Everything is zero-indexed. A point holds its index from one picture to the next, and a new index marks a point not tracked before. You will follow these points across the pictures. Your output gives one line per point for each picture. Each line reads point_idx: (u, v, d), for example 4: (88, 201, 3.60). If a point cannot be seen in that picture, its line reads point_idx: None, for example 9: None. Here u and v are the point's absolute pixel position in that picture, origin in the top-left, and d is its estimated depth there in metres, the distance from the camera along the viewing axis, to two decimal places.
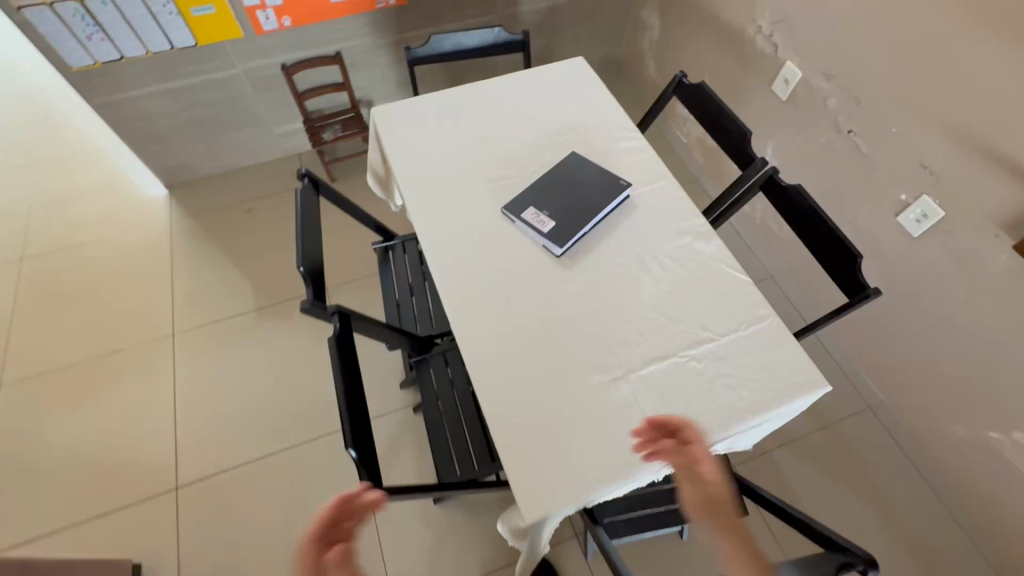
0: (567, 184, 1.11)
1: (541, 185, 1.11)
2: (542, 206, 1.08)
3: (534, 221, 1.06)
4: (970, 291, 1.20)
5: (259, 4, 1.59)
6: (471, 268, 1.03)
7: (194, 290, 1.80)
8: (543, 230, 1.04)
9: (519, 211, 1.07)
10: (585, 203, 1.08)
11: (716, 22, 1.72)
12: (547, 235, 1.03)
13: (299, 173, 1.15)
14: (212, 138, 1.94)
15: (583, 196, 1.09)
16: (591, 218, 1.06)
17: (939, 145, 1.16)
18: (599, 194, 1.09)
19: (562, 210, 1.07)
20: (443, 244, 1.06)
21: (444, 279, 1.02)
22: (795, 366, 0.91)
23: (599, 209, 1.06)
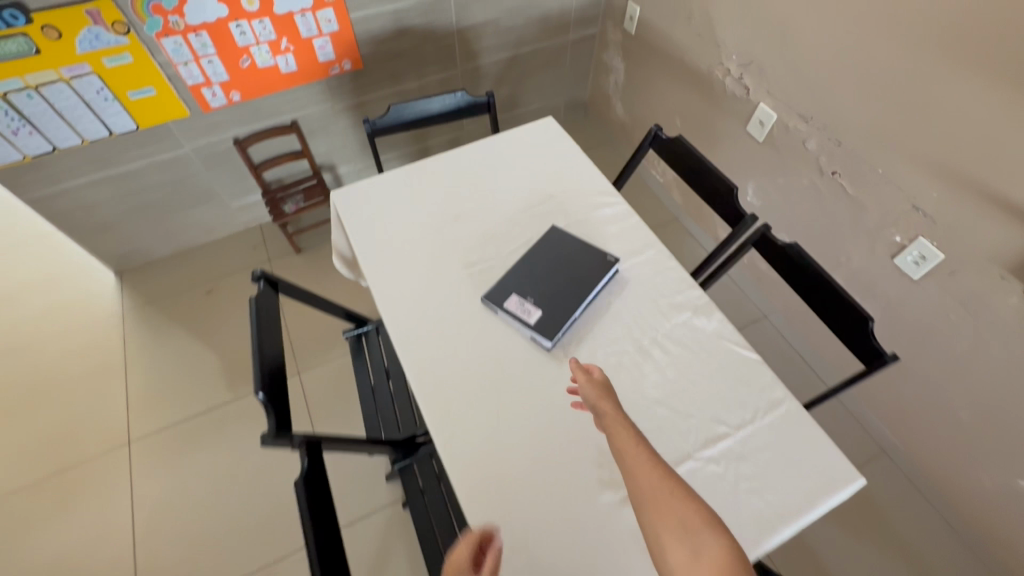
0: (551, 265, 1.02)
1: (521, 267, 1.02)
2: (526, 292, 0.98)
3: (519, 310, 0.96)
4: (980, 335, 1.13)
5: (204, 82, 1.49)
6: (454, 372, 0.92)
7: (151, 389, 1.64)
8: (529, 321, 0.94)
9: (501, 300, 0.98)
10: (573, 285, 0.99)
11: (682, 65, 1.69)
12: (534, 328, 0.94)
13: (254, 275, 1.04)
14: (164, 219, 1.81)
15: (569, 277, 1.00)
16: (580, 303, 0.96)
17: (930, 188, 1.11)
18: (586, 273, 1.00)
19: (548, 295, 0.97)
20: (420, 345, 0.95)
21: (424, 389, 0.91)
22: (823, 459, 0.82)
23: (588, 292, 0.97)
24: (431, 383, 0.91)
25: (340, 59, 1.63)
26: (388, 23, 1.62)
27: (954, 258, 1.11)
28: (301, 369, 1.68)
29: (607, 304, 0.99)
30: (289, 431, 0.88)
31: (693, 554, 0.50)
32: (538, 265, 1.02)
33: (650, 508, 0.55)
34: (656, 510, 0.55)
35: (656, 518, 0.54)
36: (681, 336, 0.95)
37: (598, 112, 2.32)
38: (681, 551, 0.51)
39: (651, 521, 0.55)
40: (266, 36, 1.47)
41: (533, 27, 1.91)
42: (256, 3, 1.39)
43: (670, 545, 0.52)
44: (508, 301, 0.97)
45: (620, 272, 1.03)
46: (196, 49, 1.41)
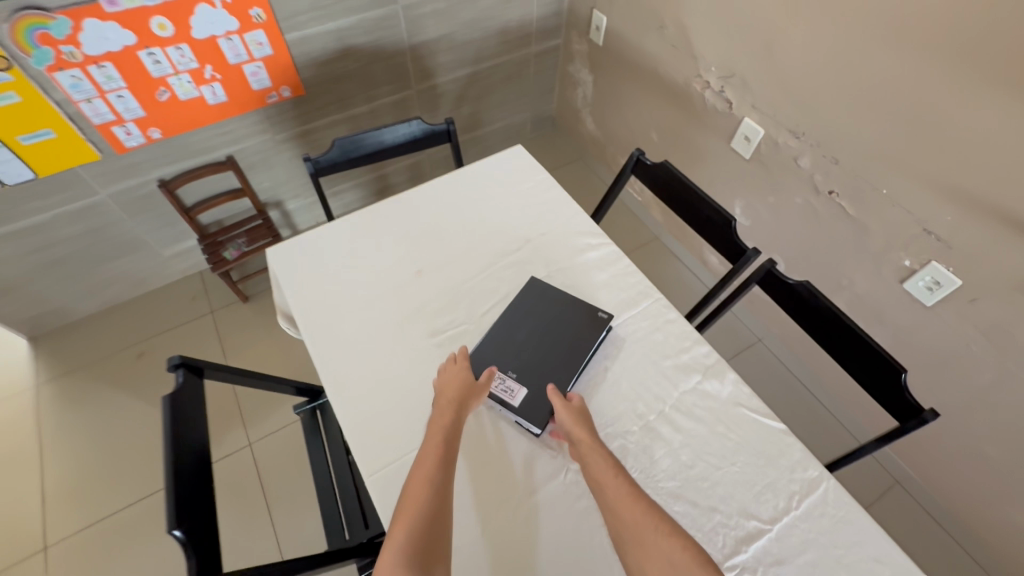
0: (533, 327, 0.86)
1: (499, 333, 0.86)
2: (506, 364, 0.82)
3: (498, 389, 0.80)
4: (1005, 366, 1.03)
5: (115, 119, 1.28)
6: None
7: (73, 477, 1.40)
8: (513, 403, 0.78)
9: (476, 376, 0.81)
10: (561, 352, 0.83)
11: (656, 77, 1.57)
12: (519, 411, 0.77)
13: (172, 364, 0.84)
14: (83, 274, 1.57)
15: (557, 341, 0.84)
16: (572, 374, 0.81)
17: (943, 209, 1.00)
18: (576, 336, 0.85)
19: (533, 367, 0.82)
20: (381, 440, 0.78)
21: (389, 502, 0.72)
22: (874, 554, 0.69)
23: (580, 360, 0.82)
24: (397, 493, 0.73)
25: (278, 86, 1.45)
26: (330, 44, 1.44)
27: (975, 285, 1.01)
28: (253, 439, 1.47)
29: (603, 371, 0.84)
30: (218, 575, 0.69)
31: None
32: (518, 329, 0.86)
33: (637, 544, 0.56)
34: (643, 547, 0.55)
35: (642, 552, 0.55)
36: (692, 405, 0.80)
37: (566, 126, 2.19)
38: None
39: (637, 557, 0.55)
40: (186, 65, 1.28)
41: (493, 41, 1.76)
42: (170, 28, 1.19)
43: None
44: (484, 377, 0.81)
45: (614, 329, 0.88)
46: (101, 82, 1.20)
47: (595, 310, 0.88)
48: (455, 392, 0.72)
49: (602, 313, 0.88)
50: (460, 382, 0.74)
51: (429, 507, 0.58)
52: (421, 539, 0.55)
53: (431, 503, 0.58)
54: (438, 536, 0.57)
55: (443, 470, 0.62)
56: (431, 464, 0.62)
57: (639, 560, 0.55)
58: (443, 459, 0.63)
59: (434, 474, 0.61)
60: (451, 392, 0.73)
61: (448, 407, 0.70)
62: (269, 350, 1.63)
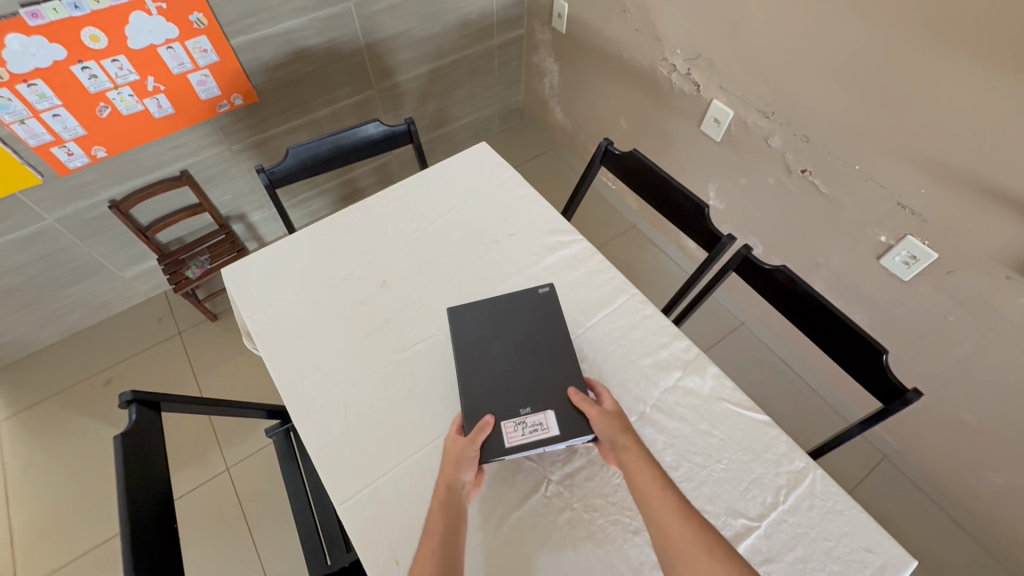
0: (501, 326, 0.81)
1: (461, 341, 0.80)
2: (514, 403, 0.73)
3: (530, 431, 0.71)
4: (982, 336, 1.03)
5: (54, 140, 1.20)
6: (397, 496, 0.71)
7: (39, 517, 1.34)
8: (552, 434, 0.70)
9: (496, 441, 0.70)
10: (530, 346, 0.79)
11: (622, 63, 1.53)
12: (565, 437, 0.70)
13: (123, 399, 0.79)
14: (36, 303, 1.49)
15: (528, 342, 0.79)
16: (548, 375, 0.76)
17: (917, 183, 0.99)
18: (539, 325, 0.82)
19: (511, 368, 0.76)
20: (352, 465, 0.74)
21: (365, 533, 0.68)
22: (865, 543, 0.67)
23: (549, 353, 0.78)
24: (369, 522, 0.69)
25: (228, 94, 1.38)
26: (282, 48, 1.38)
27: (952, 258, 1.00)
28: (230, 463, 1.42)
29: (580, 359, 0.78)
30: None
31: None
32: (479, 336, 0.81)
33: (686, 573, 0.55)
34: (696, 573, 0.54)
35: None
36: (674, 404, 0.78)
37: (535, 117, 2.15)
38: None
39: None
40: (127, 78, 1.21)
41: (454, 34, 1.70)
42: (103, 39, 1.12)
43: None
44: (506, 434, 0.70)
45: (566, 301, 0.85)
46: (32, 102, 1.12)
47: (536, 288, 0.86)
48: (448, 470, 0.67)
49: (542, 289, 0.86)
50: (454, 454, 0.68)
51: None
52: None
53: None
54: None
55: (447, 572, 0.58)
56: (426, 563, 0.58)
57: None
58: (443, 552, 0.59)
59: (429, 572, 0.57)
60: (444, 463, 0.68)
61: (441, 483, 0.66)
62: (241, 370, 1.57)
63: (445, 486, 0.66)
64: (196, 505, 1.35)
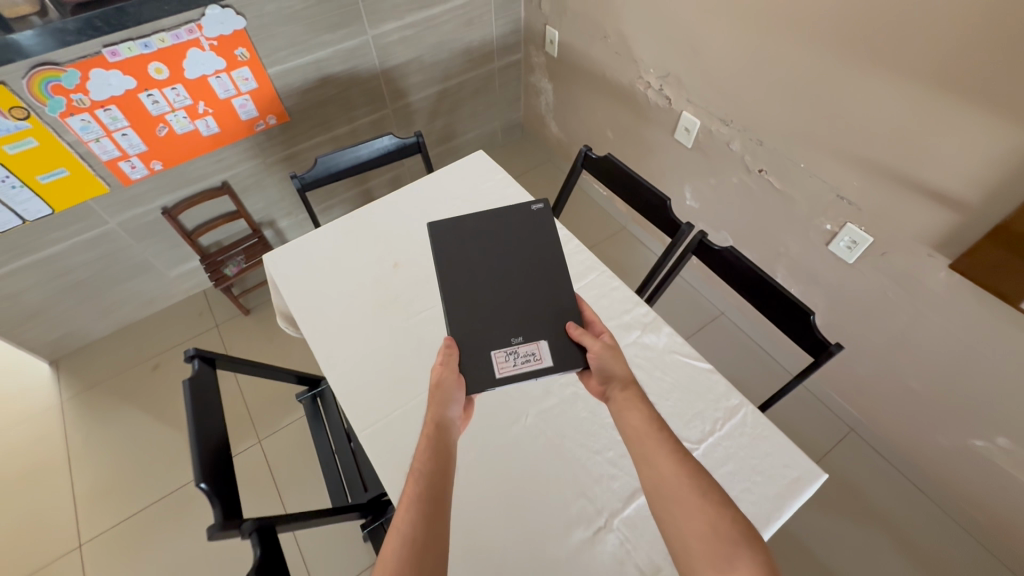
0: (498, 248, 0.92)
1: (455, 252, 0.91)
2: (507, 337, 0.83)
3: (522, 362, 0.81)
4: (916, 308, 1.18)
5: (121, 155, 1.43)
6: (408, 426, 0.89)
7: (98, 482, 1.54)
8: (545, 364, 0.81)
9: (490, 368, 0.81)
10: (527, 267, 0.90)
11: (606, 81, 1.73)
12: (555, 368, 0.81)
13: (187, 355, 0.98)
14: (97, 298, 1.72)
15: (526, 266, 0.90)
16: (540, 298, 0.87)
17: (851, 176, 1.15)
18: (535, 242, 0.93)
19: (508, 291, 0.87)
20: (371, 403, 0.92)
21: (379, 450, 0.87)
22: (785, 461, 0.83)
23: (541, 267, 0.90)
24: (383, 442, 0.88)
25: (264, 115, 1.60)
26: (309, 75, 1.61)
27: (883, 241, 1.16)
28: (262, 437, 1.60)
29: (563, 284, 0.89)
30: (240, 521, 0.82)
31: (721, 566, 0.55)
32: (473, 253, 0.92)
33: (676, 512, 0.60)
34: (687, 510, 0.60)
35: (682, 519, 0.60)
36: (633, 355, 0.95)
37: (534, 132, 2.36)
38: (710, 558, 0.56)
39: (677, 525, 0.60)
40: (182, 102, 1.43)
41: (458, 59, 1.92)
42: (165, 71, 1.35)
43: (698, 551, 0.57)
44: (500, 364, 0.81)
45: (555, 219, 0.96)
46: (107, 123, 1.35)
47: (529, 204, 0.96)
48: (434, 409, 0.74)
49: (536, 206, 0.97)
50: (442, 394, 0.75)
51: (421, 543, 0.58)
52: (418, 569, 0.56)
53: (420, 542, 0.58)
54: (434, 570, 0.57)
55: (431, 510, 0.61)
56: (410, 504, 0.62)
57: (679, 526, 0.60)
58: (431, 492, 0.63)
59: (413, 512, 0.61)
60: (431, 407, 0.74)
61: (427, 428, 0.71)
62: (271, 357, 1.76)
63: (434, 423, 0.72)
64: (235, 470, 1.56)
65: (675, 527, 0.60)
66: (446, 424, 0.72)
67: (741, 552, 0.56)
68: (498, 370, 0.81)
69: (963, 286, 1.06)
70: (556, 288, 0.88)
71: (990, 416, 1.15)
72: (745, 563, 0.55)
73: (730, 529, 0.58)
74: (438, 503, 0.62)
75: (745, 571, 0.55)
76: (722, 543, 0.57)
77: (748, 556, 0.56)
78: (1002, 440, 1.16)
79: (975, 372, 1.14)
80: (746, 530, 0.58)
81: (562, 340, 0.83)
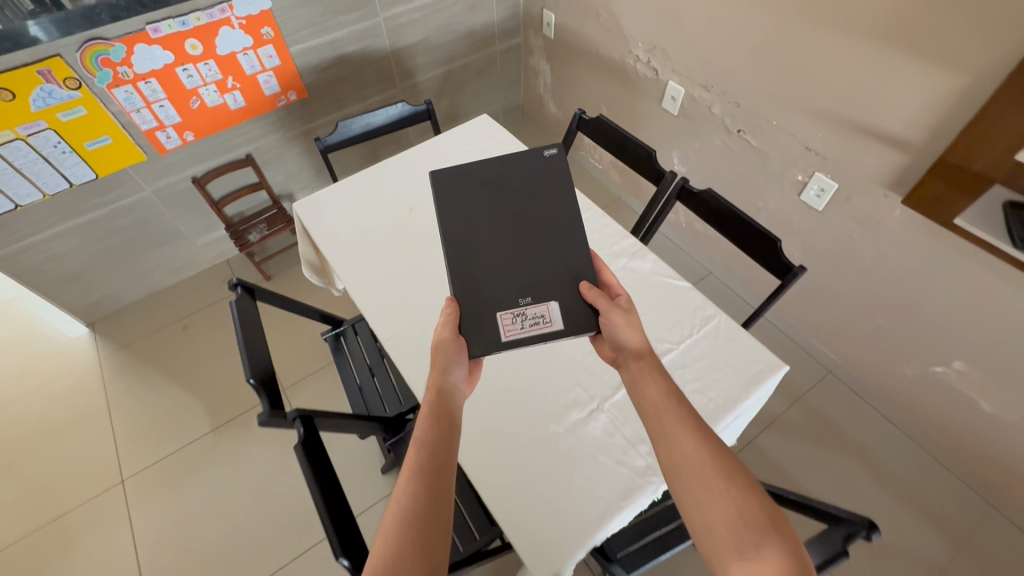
0: (507, 198, 0.91)
1: (461, 203, 0.91)
2: (515, 299, 0.84)
3: (530, 325, 0.83)
4: (876, 247, 1.31)
5: (158, 125, 1.57)
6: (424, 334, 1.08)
7: (137, 428, 1.69)
8: (553, 328, 0.82)
9: (496, 331, 0.82)
10: (534, 218, 0.90)
11: (598, 58, 1.87)
12: (563, 331, 0.82)
13: (231, 284, 1.12)
14: (131, 263, 1.87)
15: (535, 218, 0.90)
16: (549, 257, 0.87)
17: (816, 129, 1.28)
18: (547, 190, 0.92)
19: (517, 244, 0.87)
20: (394, 319, 1.10)
21: (402, 355, 1.05)
22: (752, 356, 0.96)
23: (548, 218, 0.90)
24: (406, 351, 1.06)
25: (285, 91, 1.75)
26: (325, 54, 1.75)
27: (847, 186, 1.29)
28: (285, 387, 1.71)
29: (573, 241, 0.88)
30: (283, 412, 0.96)
31: (745, 552, 0.51)
32: (480, 201, 0.91)
33: (696, 493, 0.56)
34: (709, 495, 0.55)
35: (702, 501, 0.56)
36: (622, 278, 1.08)
37: (533, 113, 2.51)
38: (732, 542, 0.52)
39: (698, 507, 0.56)
40: (213, 77, 1.57)
41: (462, 42, 2.07)
42: (199, 47, 1.49)
43: (720, 535, 0.53)
44: (506, 327, 0.82)
45: (568, 164, 0.94)
46: (147, 95, 1.49)
47: (542, 149, 0.95)
48: (436, 377, 0.73)
49: (549, 151, 0.95)
50: (443, 357, 0.76)
51: (419, 518, 0.56)
52: (414, 542, 0.54)
53: (418, 519, 0.56)
54: (431, 544, 0.55)
55: (432, 483, 0.59)
56: (408, 478, 0.60)
57: (699, 507, 0.56)
58: (432, 467, 0.61)
59: (411, 486, 0.58)
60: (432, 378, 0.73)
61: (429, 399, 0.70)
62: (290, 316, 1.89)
63: (436, 391, 0.71)
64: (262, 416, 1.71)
65: (695, 508, 0.56)
66: (448, 391, 0.71)
67: (768, 538, 0.51)
68: (504, 333, 0.82)
69: (915, 221, 1.19)
70: (565, 243, 0.88)
71: (945, 342, 1.28)
72: (771, 550, 0.50)
73: (756, 514, 0.53)
74: (438, 474, 0.60)
75: (772, 559, 0.50)
76: (748, 529, 0.52)
77: (775, 543, 0.51)
78: (957, 364, 1.28)
79: (930, 302, 1.26)
80: (775, 515, 0.53)
81: (572, 300, 0.84)
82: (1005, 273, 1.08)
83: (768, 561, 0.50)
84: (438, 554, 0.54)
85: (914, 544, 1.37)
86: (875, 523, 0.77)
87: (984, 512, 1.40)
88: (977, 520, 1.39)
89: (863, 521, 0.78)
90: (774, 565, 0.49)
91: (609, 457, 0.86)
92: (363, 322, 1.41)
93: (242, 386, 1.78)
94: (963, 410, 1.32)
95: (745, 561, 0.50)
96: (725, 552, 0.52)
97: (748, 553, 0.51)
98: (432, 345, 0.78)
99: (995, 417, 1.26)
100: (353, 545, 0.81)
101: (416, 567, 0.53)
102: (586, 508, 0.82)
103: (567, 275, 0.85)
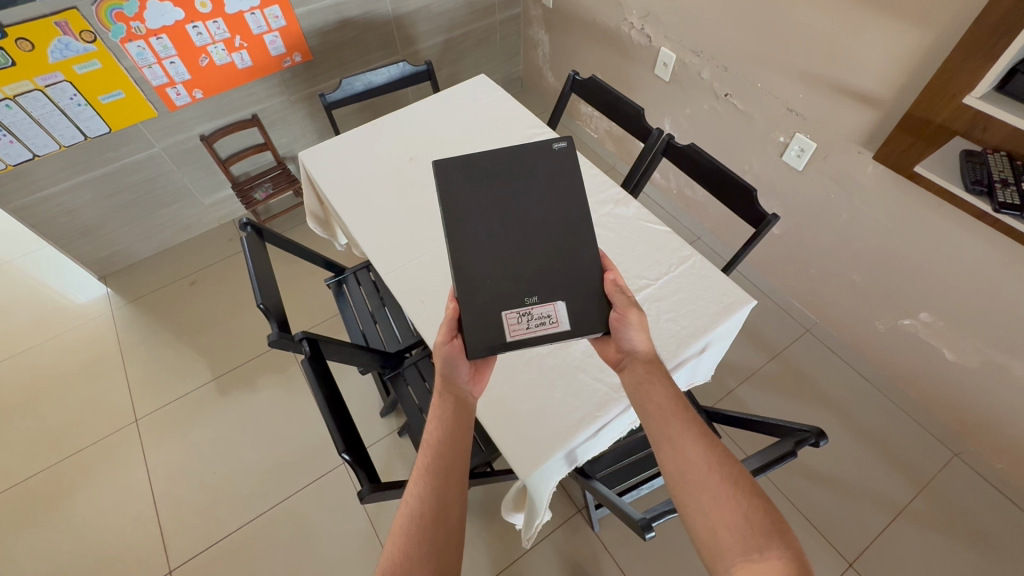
0: (511, 190, 0.87)
1: (464, 194, 0.87)
2: (520, 297, 0.82)
3: (536, 325, 0.81)
4: (850, 204, 1.38)
5: (168, 82, 1.64)
6: (416, 266, 1.17)
7: (148, 374, 1.78)
8: (557, 329, 0.81)
9: (502, 330, 0.81)
10: (533, 214, 0.86)
11: (594, 26, 1.93)
12: (568, 332, 0.81)
13: (241, 223, 1.17)
14: (141, 220, 1.95)
15: (536, 212, 0.86)
16: (551, 256, 0.84)
17: (797, 89, 1.34)
18: (548, 180, 0.88)
19: (522, 242, 0.84)
20: (391, 256, 1.19)
21: (399, 286, 1.14)
22: (724, 291, 1.04)
23: (547, 208, 0.87)
24: (403, 284, 1.14)
25: (291, 52, 1.81)
26: (330, 17, 1.81)
27: (824, 145, 1.36)
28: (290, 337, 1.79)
29: (581, 238, 0.85)
30: (290, 335, 1.03)
31: (748, 553, 0.55)
32: (487, 192, 0.87)
33: (702, 500, 0.59)
34: (713, 500, 0.59)
35: (708, 506, 0.59)
36: (607, 223, 1.17)
37: (532, 85, 2.57)
38: (735, 545, 0.56)
39: (703, 512, 0.59)
40: (222, 35, 1.63)
41: (462, 11, 2.14)
42: (209, 6, 1.54)
43: (724, 539, 0.56)
44: (511, 327, 0.81)
45: (577, 158, 0.90)
46: (158, 51, 1.56)
47: (550, 142, 0.90)
48: (445, 382, 0.78)
49: (558, 144, 0.90)
50: (443, 356, 0.79)
51: (430, 514, 0.61)
52: (429, 535, 0.59)
53: (428, 514, 0.60)
54: (442, 540, 0.59)
55: (441, 481, 0.63)
56: (420, 476, 0.64)
57: (705, 513, 0.59)
58: (442, 467, 0.65)
59: (422, 485, 0.63)
60: (440, 383, 0.77)
61: (442, 402, 0.73)
62: (294, 272, 1.97)
63: (449, 393, 0.75)
64: (267, 364, 1.79)
65: (700, 514, 0.59)
66: (456, 394, 0.75)
67: (772, 544, 0.55)
68: (509, 332, 0.81)
69: (885, 177, 1.26)
70: (572, 244, 0.85)
71: (911, 294, 1.36)
72: (775, 552, 0.54)
73: (761, 519, 0.57)
74: (446, 473, 0.64)
75: (776, 563, 0.54)
76: (752, 533, 0.56)
77: (778, 547, 0.55)
78: (923, 315, 1.37)
79: (898, 257, 1.34)
80: (778, 520, 0.57)
81: (580, 302, 0.82)
82: (963, 222, 1.15)
83: (772, 563, 0.54)
84: (450, 553, 0.59)
85: (879, 485, 1.46)
86: (823, 431, 0.85)
87: (946, 458, 1.49)
88: (939, 465, 1.48)
89: (814, 430, 0.86)
90: (775, 567, 0.53)
91: (588, 375, 0.96)
92: (364, 271, 1.49)
93: (248, 336, 1.86)
94: (928, 358, 1.41)
95: (747, 561, 0.54)
96: (728, 554, 0.56)
97: (750, 554, 0.55)
98: (434, 347, 0.81)
99: (956, 364, 1.35)
100: (352, 447, 0.91)
101: (422, 561, 0.57)
102: (563, 416, 0.91)
103: (570, 276, 0.83)
